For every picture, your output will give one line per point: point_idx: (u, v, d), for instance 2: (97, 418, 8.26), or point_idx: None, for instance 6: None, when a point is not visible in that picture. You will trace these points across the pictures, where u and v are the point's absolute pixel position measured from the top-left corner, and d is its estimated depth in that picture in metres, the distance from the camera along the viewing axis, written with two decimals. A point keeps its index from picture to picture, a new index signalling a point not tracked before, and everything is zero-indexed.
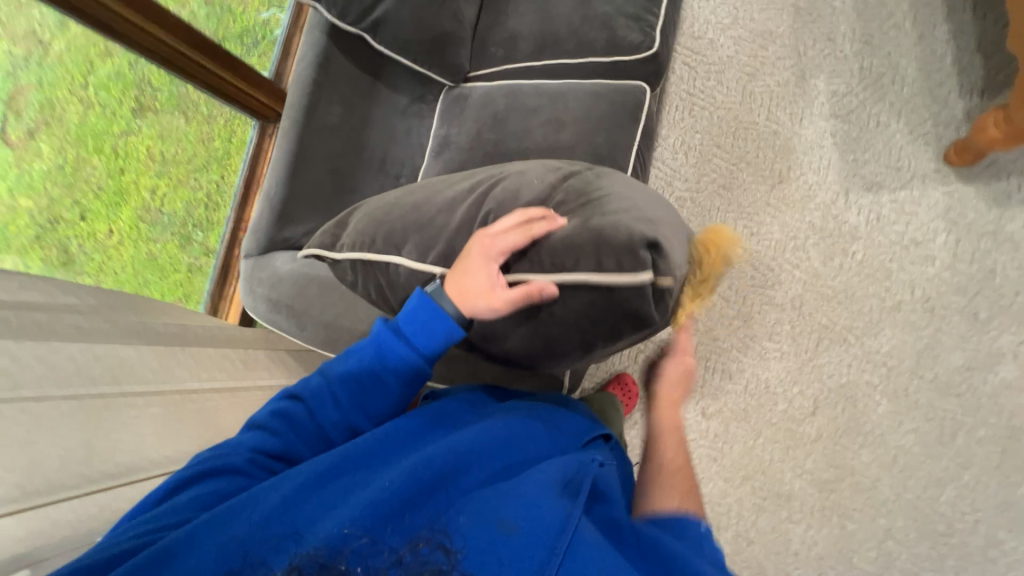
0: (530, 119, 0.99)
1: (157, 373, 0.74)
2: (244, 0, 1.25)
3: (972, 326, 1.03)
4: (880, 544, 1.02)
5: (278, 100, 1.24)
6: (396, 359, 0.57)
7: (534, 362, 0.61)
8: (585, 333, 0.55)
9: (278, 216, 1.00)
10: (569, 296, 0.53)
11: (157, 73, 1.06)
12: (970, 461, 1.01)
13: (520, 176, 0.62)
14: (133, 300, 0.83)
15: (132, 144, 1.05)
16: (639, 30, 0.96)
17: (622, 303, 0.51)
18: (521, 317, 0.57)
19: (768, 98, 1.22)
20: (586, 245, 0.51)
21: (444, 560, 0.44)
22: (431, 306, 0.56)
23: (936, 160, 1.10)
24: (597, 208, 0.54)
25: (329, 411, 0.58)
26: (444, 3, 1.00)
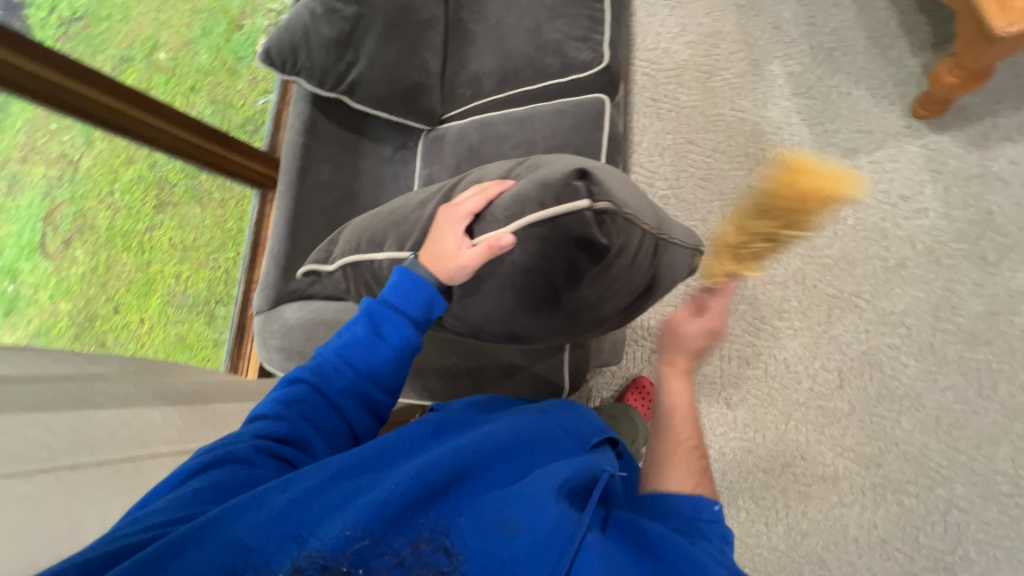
0: (502, 144, 1.06)
1: (181, 433, 0.77)
2: (242, 93, 1.40)
3: (983, 271, 1.01)
4: (945, 517, 0.95)
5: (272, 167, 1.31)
6: (391, 328, 0.61)
7: (515, 319, 0.63)
8: (549, 277, 0.57)
9: (283, 271, 1.07)
10: (524, 241, 0.56)
11: (174, 170, 1.18)
12: (1017, 409, 0.95)
13: (482, 170, 0.67)
14: (157, 366, 0.89)
15: (155, 237, 1.18)
16: (588, 49, 1.04)
17: (570, 234, 0.53)
18: (489, 275, 0.61)
19: (728, 90, 1.27)
20: (529, 192, 0.54)
21: (446, 562, 0.43)
22: (410, 275, 0.61)
23: (904, 116, 1.11)
24: (539, 167, 0.59)
25: (336, 380, 0.60)
26: (410, 57, 1.10)
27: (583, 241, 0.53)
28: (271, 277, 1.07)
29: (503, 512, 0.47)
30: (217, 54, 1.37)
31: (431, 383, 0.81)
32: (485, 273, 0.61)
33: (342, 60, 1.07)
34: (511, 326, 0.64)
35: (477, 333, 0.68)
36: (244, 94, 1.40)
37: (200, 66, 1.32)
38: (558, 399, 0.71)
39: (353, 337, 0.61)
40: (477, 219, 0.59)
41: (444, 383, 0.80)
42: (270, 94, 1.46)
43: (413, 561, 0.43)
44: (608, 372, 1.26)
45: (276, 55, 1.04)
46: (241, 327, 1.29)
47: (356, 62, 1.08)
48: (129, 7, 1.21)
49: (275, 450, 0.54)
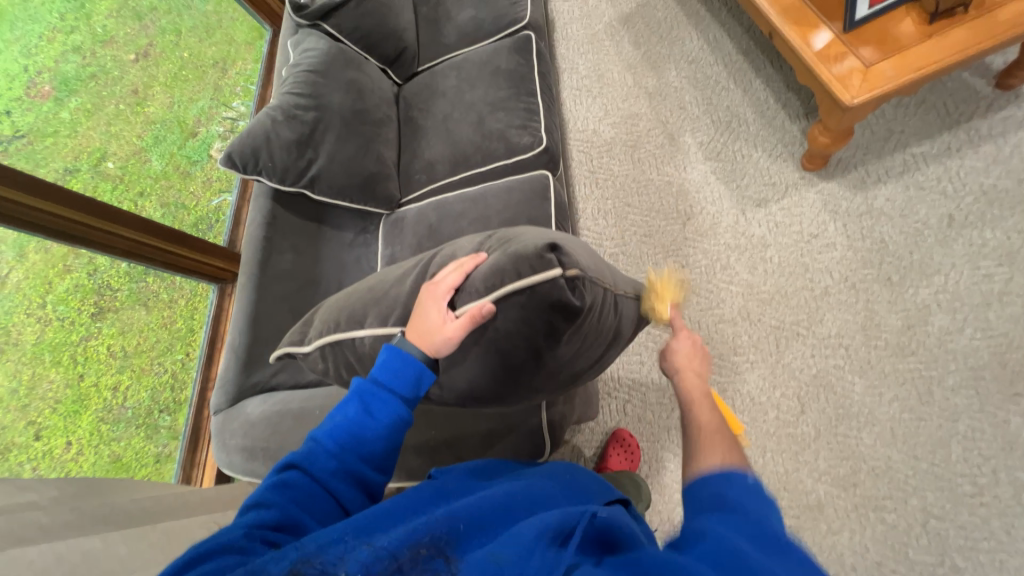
0: (460, 221, 1.14)
1: (126, 561, 0.66)
2: (196, 195, 1.45)
3: (893, 291, 1.14)
4: (926, 528, 0.98)
5: (232, 261, 1.34)
6: (380, 407, 0.60)
7: (498, 382, 0.65)
8: (529, 338, 0.61)
9: (244, 363, 1.03)
10: (504, 308, 0.59)
11: (118, 275, 1.14)
12: (957, 412, 1.03)
13: (453, 246, 0.72)
14: (99, 485, 0.80)
15: (91, 347, 1.10)
16: (528, 134, 1.18)
17: (546, 299, 0.57)
18: (474, 344, 0.63)
19: (653, 159, 1.46)
20: (505, 264, 0.59)
21: (444, 569, 0.44)
22: (397, 353, 0.62)
23: (797, 170, 1.32)
24: (512, 240, 0.64)
25: (324, 460, 0.58)
26: (368, 151, 1.20)
27: (559, 304, 0.57)
28: (232, 372, 1.03)
29: (498, 547, 0.47)
30: (170, 160, 1.42)
31: (412, 461, 0.78)
32: (470, 343, 0.63)
33: (303, 158, 1.13)
34: (495, 389, 0.66)
35: (461, 400, 0.68)
36: (197, 195, 1.44)
37: (152, 172, 1.35)
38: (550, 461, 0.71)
39: (344, 415, 0.60)
40: (458, 292, 0.63)
41: (426, 460, 0.78)
42: (226, 193, 1.51)
43: (411, 567, 0.44)
44: (588, 429, 1.26)
45: (238, 157, 1.08)
46: (195, 431, 1.23)
47: (316, 159, 1.15)
48: (77, 123, 1.20)
49: (269, 533, 0.50)
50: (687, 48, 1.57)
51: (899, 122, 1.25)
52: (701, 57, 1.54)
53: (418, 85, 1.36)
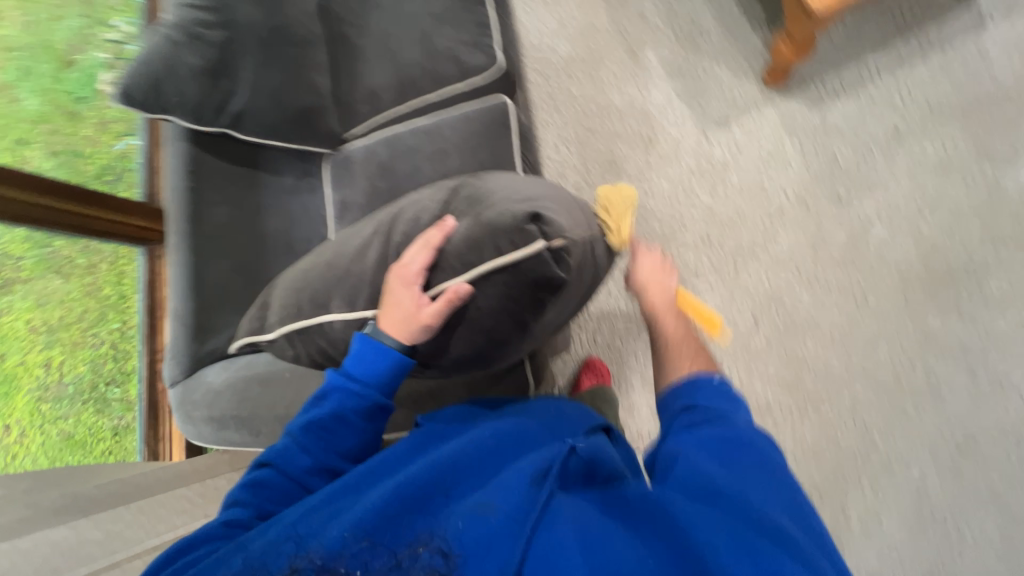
0: (415, 157, 1.05)
1: (103, 544, 0.64)
2: (92, 137, 1.21)
3: (840, 206, 1.20)
4: (853, 414, 1.13)
5: (157, 219, 1.17)
6: (353, 402, 0.62)
7: (487, 354, 0.66)
8: (514, 313, 0.62)
9: (194, 329, 0.94)
10: (484, 287, 0.61)
11: (18, 241, 0.96)
12: (887, 314, 1.14)
13: (414, 208, 0.71)
14: (59, 475, 0.76)
15: (6, 324, 0.97)
16: (481, 53, 1.05)
17: (530, 272, 0.59)
18: (456, 324, 0.64)
19: (614, 78, 1.38)
20: (483, 238, 0.60)
21: (443, 564, 0.47)
22: (368, 342, 0.63)
23: (758, 86, 1.29)
24: (481, 206, 0.64)
25: (300, 458, 0.60)
26: (297, 79, 1.04)
27: (543, 278, 0.59)
28: (182, 341, 0.94)
29: (485, 499, 0.50)
30: (47, 97, 1.17)
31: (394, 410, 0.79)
32: (452, 323, 0.64)
33: (218, 90, 0.96)
34: (483, 357, 0.67)
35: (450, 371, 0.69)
36: (93, 140, 1.21)
37: (25, 113, 1.12)
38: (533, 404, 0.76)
39: (315, 413, 0.62)
40: (431, 271, 0.63)
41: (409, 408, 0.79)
42: (129, 137, 1.27)
43: (411, 563, 0.47)
44: (561, 358, 1.32)
45: (135, 92, 0.89)
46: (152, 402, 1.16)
47: (236, 91, 0.98)
48: None
49: (248, 523, 0.56)
50: None
51: (858, 30, 1.23)
52: None
53: None
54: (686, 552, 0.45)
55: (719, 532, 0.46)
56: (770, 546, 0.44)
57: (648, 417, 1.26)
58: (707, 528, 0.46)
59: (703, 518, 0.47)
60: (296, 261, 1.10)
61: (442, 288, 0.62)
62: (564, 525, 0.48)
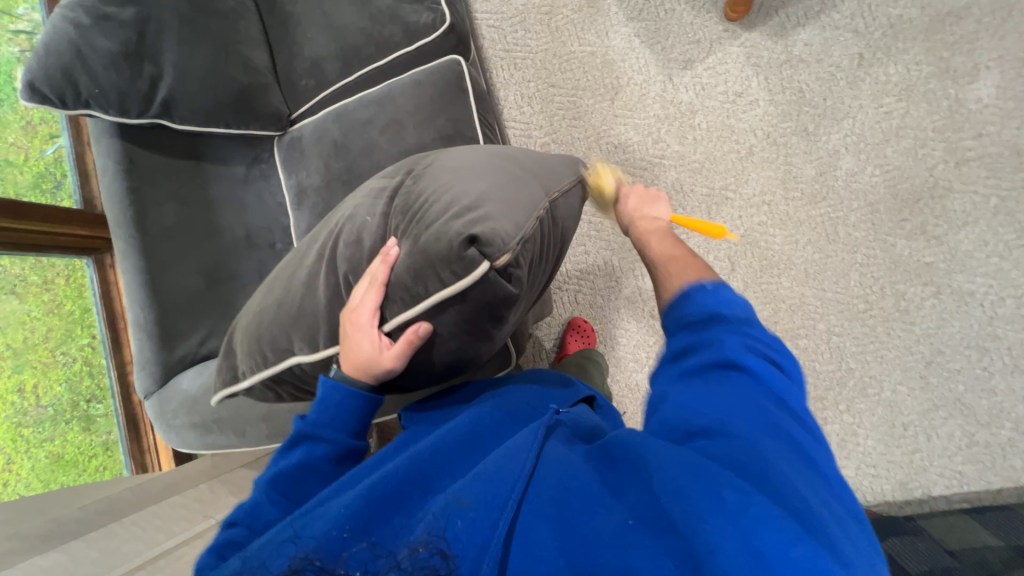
0: (369, 132, 0.99)
1: (102, 561, 0.63)
2: (17, 143, 1.10)
3: (808, 140, 1.19)
4: (829, 344, 1.17)
5: (96, 224, 1.08)
6: (324, 445, 0.61)
7: (458, 365, 0.68)
8: (475, 330, 0.63)
9: (160, 337, 0.90)
10: (439, 316, 0.61)
11: None
12: (857, 244, 1.16)
13: (354, 227, 0.68)
14: (40, 502, 0.73)
15: None
16: (427, 10, 0.97)
17: (481, 295, 0.58)
18: (422, 351, 0.65)
19: (572, 27, 1.31)
20: (424, 268, 0.58)
21: (444, 564, 0.42)
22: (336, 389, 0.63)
23: (721, 21, 1.24)
24: (420, 225, 0.61)
25: (267, 513, 0.56)
26: (227, 55, 0.94)
27: (496, 295, 0.58)
28: (149, 351, 0.90)
29: (463, 488, 0.50)
30: None
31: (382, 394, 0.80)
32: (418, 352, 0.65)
33: (141, 76, 0.87)
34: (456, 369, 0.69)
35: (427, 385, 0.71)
36: (20, 146, 1.10)
37: None
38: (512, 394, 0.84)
39: (283, 464, 0.60)
40: (383, 310, 0.62)
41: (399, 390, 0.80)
42: (59, 138, 1.17)
43: (410, 563, 0.42)
44: (545, 323, 1.32)
45: (46, 87, 0.81)
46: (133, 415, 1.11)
47: (160, 75, 0.89)
48: None
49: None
50: None
51: None
52: None
53: None
54: (668, 507, 0.42)
55: (699, 477, 0.43)
56: (758, 491, 0.41)
57: (635, 370, 1.29)
58: (687, 473, 0.43)
59: (684, 462, 0.45)
60: (260, 255, 1.05)
61: (398, 324, 0.62)
62: (542, 499, 0.48)
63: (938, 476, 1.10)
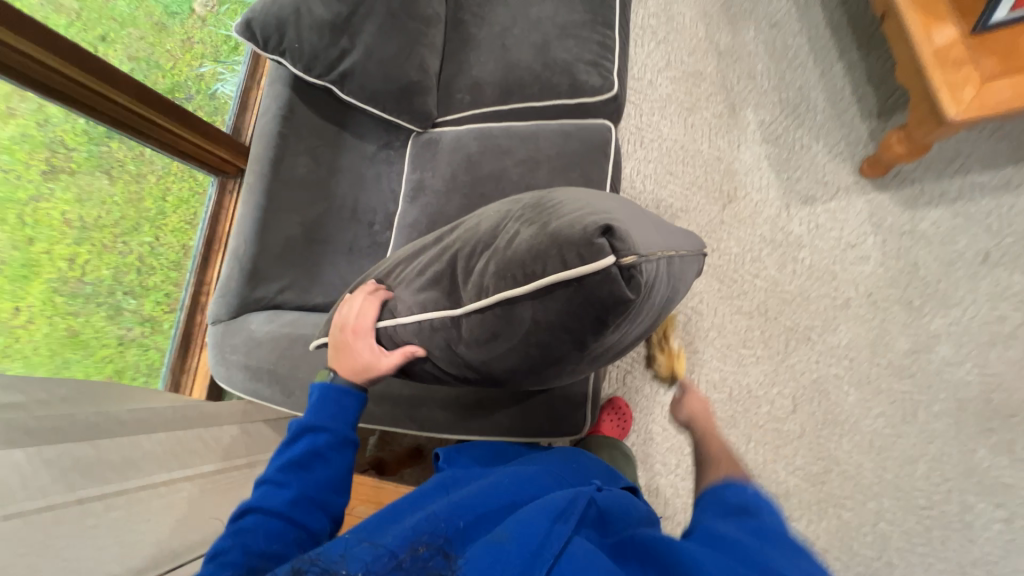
0: (504, 159, 1.03)
1: (117, 469, 0.62)
2: (175, 55, 1.22)
3: (910, 314, 1.16)
4: (874, 528, 1.08)
5: (239, 155, 1.21)
6: (326, 433, 0.63)
7: (540, 370, 0.58)
8: (574, 335, 0.51)
9: (249, 274, 0.93)
10: (540, 303, 0.51)
11: (74, 131, 0.94)
12: (934, 435, 1.10)
13: (480, 218, 0.64)
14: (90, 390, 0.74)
15: (43, 210, 0.91)
16: (598, 75, 1.03)
17: (595, 293, 0.47)
18: (509, 340, 0.55)
19: (707, 129, 1.37)
20: (545, 246, 0.49)
21: (445, 564, 0.50)
22: (326, 392, 0.65)
23: (853, 173, 1.26)
24: (552, 213, 0.53)
25: (278, 497, 0.58)
26: (410, 54, 1.01)
27: (611, 300, 0.47)
28: (234, 281, 0.93)
29: (506, 529, 0.53)
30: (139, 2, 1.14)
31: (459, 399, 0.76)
32: (505, 340, 0.55)
33: (335, 46, 0.95)
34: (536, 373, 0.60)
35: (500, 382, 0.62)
36: (174, 56, 1.21)
37: (116, 12, 1.08)
38: (563, 451, 0.76)
39: (286, 454, 0.62)
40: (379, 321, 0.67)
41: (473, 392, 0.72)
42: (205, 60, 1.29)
43: (411, 563, 0.50)
44: None
45: (259, 30, 0.90)
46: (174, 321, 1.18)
47: (351, 50, 0.96)
48: None
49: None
50: (772, 8, 1.40)
51: (970, 145, 1.20)
52: (786, 23, 1.38)
53: None
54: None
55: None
56: None
57: (660, 474, 1.22)
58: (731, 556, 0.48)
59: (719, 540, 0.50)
60: (357, 230, 1.09)
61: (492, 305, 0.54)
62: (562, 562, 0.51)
63: None
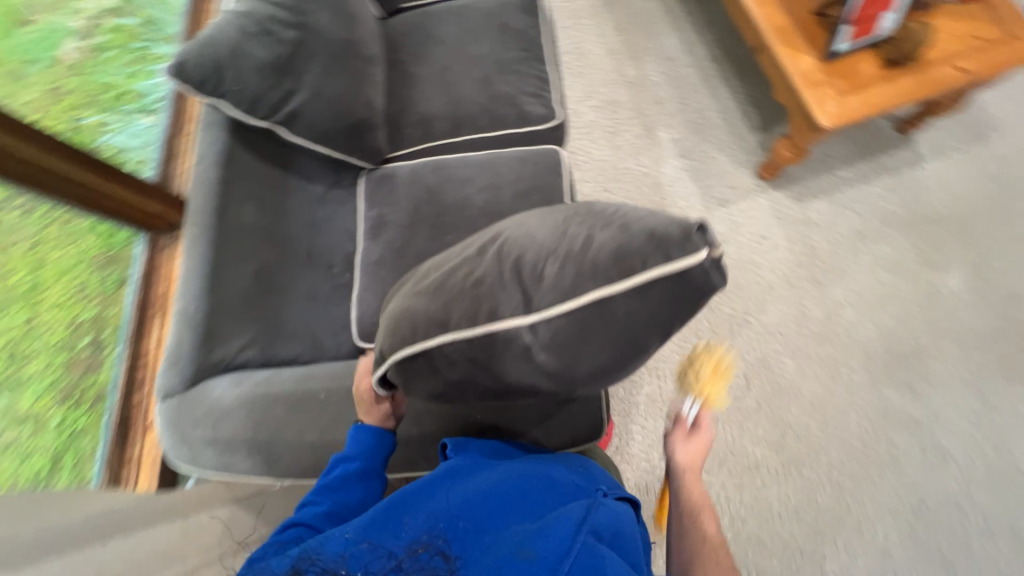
0: (465, 188, 1.06)
1: None
2: (47, 108, 1.17)
3: (818, 288, 1.38)
4: (830, 478, 1.23)
5: (173, 207, 1.14)
6: (357, 455, 0.71)
7: (616, 370, 0.54)
8: (663, 326, 0.51)
9: (201, 336, 0.82)
10: (634, 299, 0.49)
11: None
12: (856, 387, 1.30)
13: (525, 225, 0.60)
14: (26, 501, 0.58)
15: None
16: (541, 105, 1.11)
17: (695, 285, 0.48)
18: (596, 339, 0.51)
19: (631, 149, 1.53)
20: (641, 244, 0.49)
21: (443, 565, 0.55)
22: (364, 427, 0.73)
23: (753, 177, 1.49)
24: (626, 215, 0.53)
25: (314, 511, 0.66)
26: (357, 92, 1.01)
27: (704, 290, 0.49)
28: (184, 348, 0.81)
29: (524, 542, 0.56)
30: None
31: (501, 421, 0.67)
32: (590, 340, 0.51)
33: (279, 87, 0.91)
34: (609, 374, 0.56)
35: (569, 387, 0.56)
36: (43, 107, 1.16)
37: None
38: (568, 453, 0.77)
39: (325, 479, 0.69)
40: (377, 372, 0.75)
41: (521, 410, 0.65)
42: (80, 110, 1.24)
43: (410, 563, 0.55)
44: None
45: (194, 71, 0.83)
46: (65, 413, 1.05)
47: (297, 91, 0.94)
48: None
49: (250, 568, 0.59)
50: (665, 45, 1.64)
51: (830, 148, 1.49)
52: (678, 57, 1.62)
53: (408, 25, 1.19)
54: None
55: None
56: None
57: (646, 471, 1.28)
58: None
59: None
60: (315, 275, 1.02)
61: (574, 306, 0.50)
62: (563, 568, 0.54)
63: None
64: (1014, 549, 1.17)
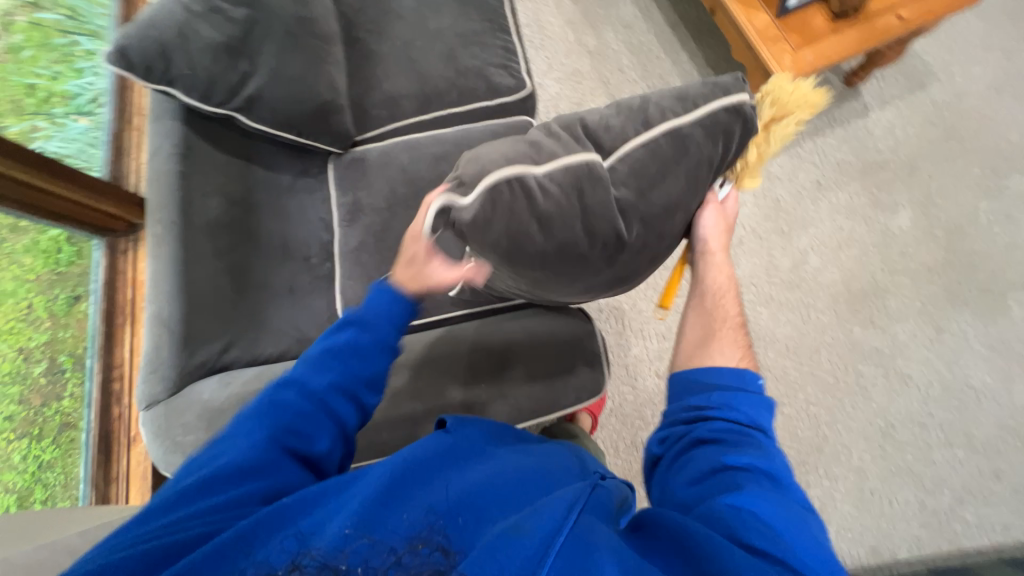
0: (441, 166, 1.04)
1: None
2: None
3: (784, 238, 1.46)
4: (807, 413, 1.33)
5: (126, 207, 1.16)
6: (371, 327, 0.67)
7: (670, 215, 0.73)
8: (706, 161, 0.71)
9: (182, 339, 0.78)
10: (692, 130, 0.69)
11: None
12: (825, 327, 1.39)
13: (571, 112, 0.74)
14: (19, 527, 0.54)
15: None
16: (510, 76, 1.10)
17: (732, 121, 0.70)
18: (667, 171, 0.69)
19: None
20: (683, 99, 0.69)
21: (445, 560, 0.45)
22: (389, 289, 0.71)
23: None
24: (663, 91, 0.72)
25: (318, 380, 0.62)
26: (318, 72, 0.96)
27: (738, 124, 0.70)
28: (165, 353, 0.77)
29: (520, 519, 0.48)
30: None
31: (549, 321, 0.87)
32: (665, 171, 0.69)
33: (235, 70, 0.86)
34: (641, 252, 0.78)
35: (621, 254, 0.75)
36: None
37: None
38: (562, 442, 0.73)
39: (334, 341, 0.65)
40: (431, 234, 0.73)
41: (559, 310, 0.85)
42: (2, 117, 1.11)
43: (411, 558, 0.45)
44: None
45: (137, 57, 0.77)
46: (29, 445, 1.10)
47: (254, 73, 0.88)
48: None
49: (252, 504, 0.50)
50: (622, 12, 1.64)
51: None
52: (636, 23, 1.63)
53: None
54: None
55: None
56: None
57: (640, 428, 1.33)
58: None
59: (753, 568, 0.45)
60: (294, 267, 0.99)
61: (660, 139, 0.69)
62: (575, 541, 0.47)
63: (900, 541, 1.24)
64: (970, 456, 1.30)
